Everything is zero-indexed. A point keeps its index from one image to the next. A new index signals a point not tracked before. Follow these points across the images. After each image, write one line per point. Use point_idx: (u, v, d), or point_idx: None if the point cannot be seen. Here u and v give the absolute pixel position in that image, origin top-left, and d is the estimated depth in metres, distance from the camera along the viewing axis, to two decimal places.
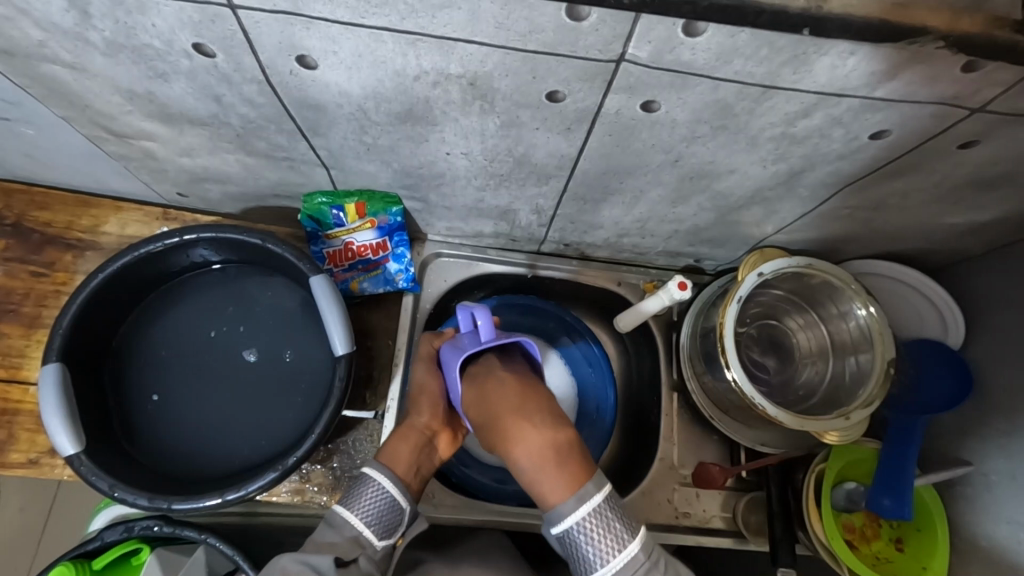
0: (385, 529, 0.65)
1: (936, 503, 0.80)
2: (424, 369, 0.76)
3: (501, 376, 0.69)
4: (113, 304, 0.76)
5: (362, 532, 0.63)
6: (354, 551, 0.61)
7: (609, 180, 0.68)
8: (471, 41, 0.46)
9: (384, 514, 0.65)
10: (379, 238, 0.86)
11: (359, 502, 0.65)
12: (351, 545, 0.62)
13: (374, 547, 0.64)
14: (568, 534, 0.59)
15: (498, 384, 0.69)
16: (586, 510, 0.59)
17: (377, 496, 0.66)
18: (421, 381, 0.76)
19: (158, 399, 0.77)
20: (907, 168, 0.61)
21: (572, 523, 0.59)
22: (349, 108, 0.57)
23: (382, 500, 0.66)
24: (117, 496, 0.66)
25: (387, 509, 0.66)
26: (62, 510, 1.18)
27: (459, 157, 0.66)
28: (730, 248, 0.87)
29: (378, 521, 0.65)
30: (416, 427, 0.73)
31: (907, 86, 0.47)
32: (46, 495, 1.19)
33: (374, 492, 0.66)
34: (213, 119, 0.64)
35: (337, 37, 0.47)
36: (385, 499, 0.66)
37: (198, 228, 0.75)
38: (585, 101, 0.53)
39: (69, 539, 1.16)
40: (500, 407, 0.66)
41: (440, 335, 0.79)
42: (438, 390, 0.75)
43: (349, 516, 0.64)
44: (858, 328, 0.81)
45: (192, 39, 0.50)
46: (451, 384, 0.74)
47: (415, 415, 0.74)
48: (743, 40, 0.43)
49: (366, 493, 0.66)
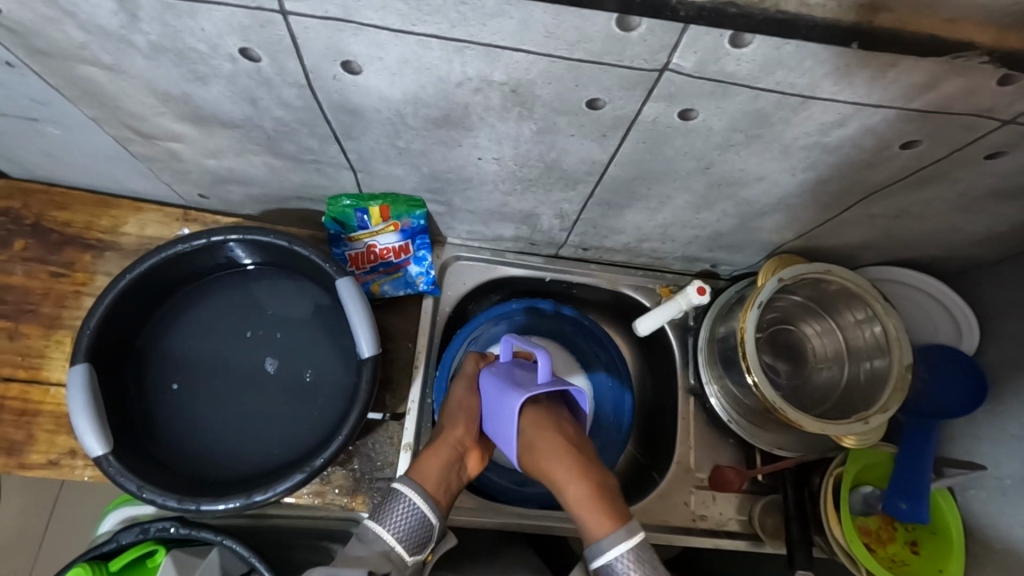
0: (415, 544, 0.65)
1: (951, 508, 0.81)
2: (464, 388, 0.78)
3: (562, 419, 0.74)
4: (137, 305, 0.76)
5: (392, 547, 0.64)
6: (384, 566, 0.62)
7: (637, 185, 0.69)
8: (518, 49, 0.47)
9: (415, 530, 0.66)
10: (401, 241, 0.87)
11: (390, 517, 0.66)
12: (381, 560, 0.63)
13: (404, 562, 0.64)
14: (607, 566, 0.64)
15: (557, 424, 0.73)
16: (625, 550, 0.63)
17: (407, 512, 0.66)
18: (456, 399, 0.78)
19: (178, 388, 0.78)
20: (933, 177, 0.62)
21: (612, 558, 0.63)
22: (387, 112, 0.58)
23: (412, 514, 0.66)
24: (146, 497, 0.66)
25: (418, 525, 0.66)
26: (67, 514, 1.17)
27: (490, 162, 0.67)
28: (748, 253, 0.89)
29: (408, 536, 0.65)
30: (448, 442, 0.73)
31: (943, 98, 0.48)
32: (50, 496, 1.18)
33: (403, 507, 0.66)
34: (246, 121, 0.64)
35: (384, 43, 0.48)
36: (415, 515, 0.66)
37: (223, 230, 0.75)
38: (623, 108, 0.53)
39: (74, 545, 1.15)
40: (546, 449, 0.71)
41: (485, 358, 0.82)
42: (474, 408, 0.77)
43: (380, 531, 0.64)
44: (874, 335, 0.82)
45: (239, 43, 0.50)
46: (486, 403, 0.76)
47: (449, 430, 0.75)
48: (788, 51, 0.44)
49: (396, 509, 0.66)
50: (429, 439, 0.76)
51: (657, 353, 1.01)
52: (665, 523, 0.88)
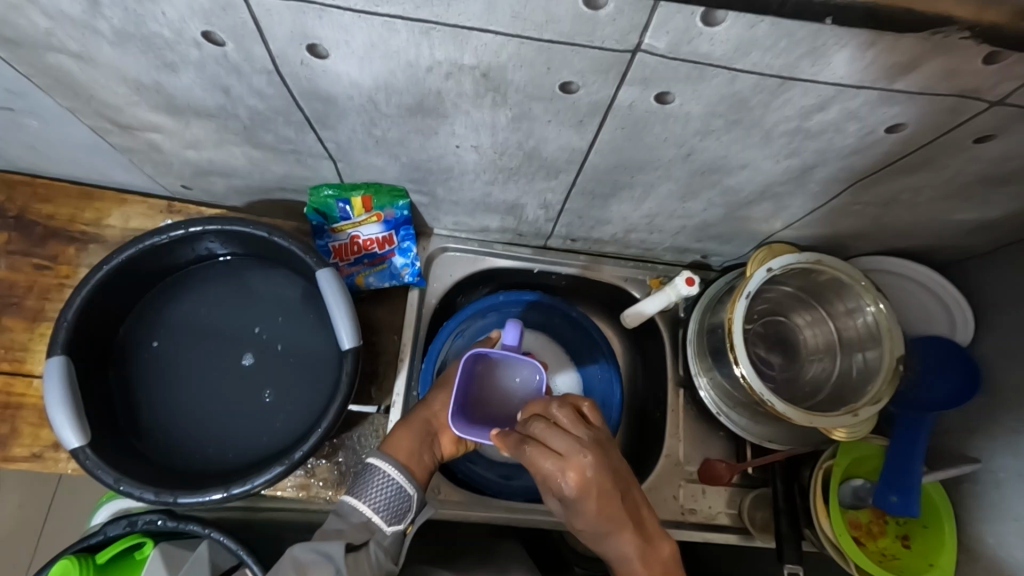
0: (392, 513, 0.66)
1: (942, 500, 0.80)
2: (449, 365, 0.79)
3: (587, 473, 0.57)
4: (117, 297, 0.75)
5: (370, 515, 0.64)
6: (363, 536, 0.63)
7: (619, 174, 0.68)
8: (485, 31, 0.46)
9: (390, 500, 0.66)
10: (385, 232, 0.86)
11: (363, 489, 0.67)
12: (359, 531, 0.63)
13: (383, 533, 0.64)
14: None
15: (580, 482, 0.57)
16: None
17: (381, 483, 0.67)
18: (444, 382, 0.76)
19: (157, 346, 0.78)
20: (921, 163, 0.60)
21: None
22: (360, 99, 0.57)
23: (387, 484, 0.67)
24: (123, 490, 0.65)
25: (393, 494, 0.67)
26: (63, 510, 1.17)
27: (469, 151, 0.66)
28: (738, 244, 0.87)
29: (384, 503, 0.66)
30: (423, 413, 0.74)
31: (927, 78, 0.47)
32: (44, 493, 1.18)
33: (377, 477, 0.67)
34: (221, 110, 0.63)
35: (350, 27, 0.47)
36: (390, 485, 0.67)
37: (203, 221, 0.74)
38: (598, 93, 0.52)
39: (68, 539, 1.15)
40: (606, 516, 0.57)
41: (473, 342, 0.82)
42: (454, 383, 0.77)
43: (356, 503, 0.65)
44: (866, 325, 0.81)
45: (202, 28, 0.49)
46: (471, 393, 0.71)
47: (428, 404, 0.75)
48: (762, 30, 0.43)
49: (372, 480, 0.67)
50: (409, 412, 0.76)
51: (647, 345, 1.00)
52: (653, 516, 0.87)
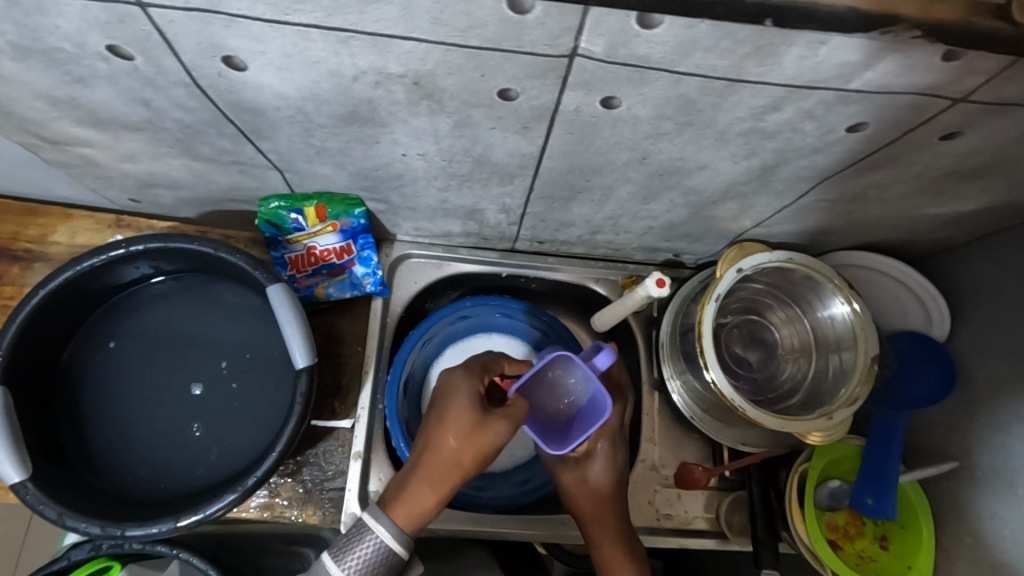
0: None
1: (920, 500, 0.78)
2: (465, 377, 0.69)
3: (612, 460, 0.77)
4: (61, 315, 0.72)
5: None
6: None
7: (576, 178, 0.64)
8: (407, 39, 0.42)
9: (379, 569, 0.59)
10: (342, 241, 0.83)
11: (350, 551, 0.59)
12: None
13: None
14: None
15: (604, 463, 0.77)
16: None
17: (373, 549, 0.59)
18: (459, 393, 0.67)
19: (114, 346, 0.76)
20: (886, 159, 0.57)
21: None
22: (289, 110, 0.53)
23: (378, 553, 0.59)
24: (68, 525, 0.63)
25: (381, 563, 0.59)
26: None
27: (416, 158, 0.62)
28: (709, 242, 0.84)
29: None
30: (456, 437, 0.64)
31: (882, 77, 0.44)
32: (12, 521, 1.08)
33: (369, 550, 0.59)
34: (147, 123, 0.59)
35: (261, 36, 0.43)
36: (380, 552, 0.59)
37: (145, 239, 0.70)
38: (539, 98, 0.49)
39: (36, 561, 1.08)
40: (596, 482, 0.76)
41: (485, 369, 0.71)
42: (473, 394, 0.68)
43: (336, 571, 0.58)
44: (840, 325, 0.78)
45: (104, 41, 0.45)
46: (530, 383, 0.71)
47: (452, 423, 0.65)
48: (702, 31, 0.39)
49: (359, 546, 0.59)
50: (428, 438, 0.66)
51: (621, 347, 0.97)
52: None
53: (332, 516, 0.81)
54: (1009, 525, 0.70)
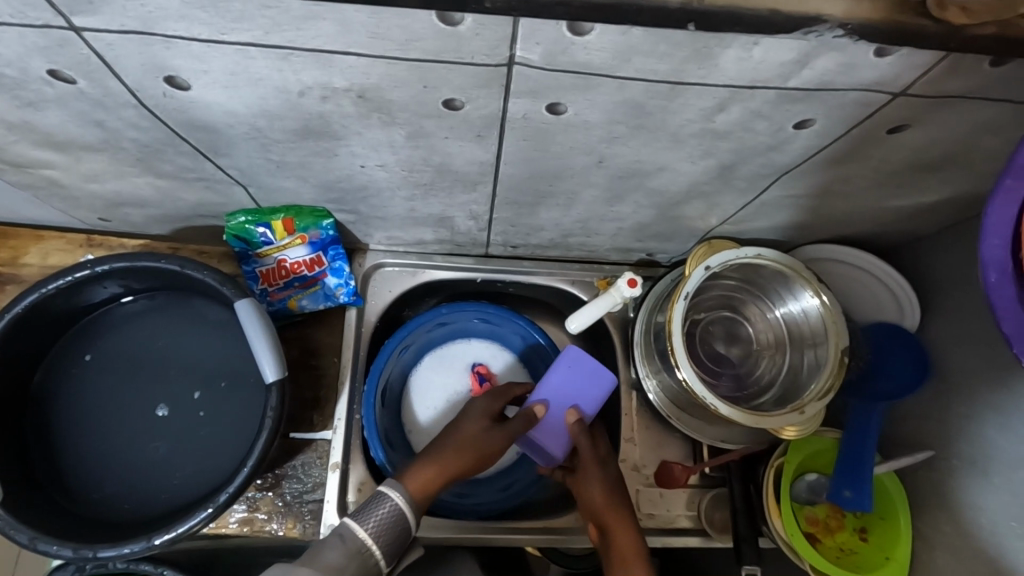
0: (390, 551, 0.63)
1: (898, 491, 0.78)
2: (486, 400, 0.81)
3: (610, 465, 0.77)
4: (32, 336, 0.72)
5: (374, 552, 0.62)
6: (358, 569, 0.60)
7: (536, 183, 0.64)
8: (347, 53, 0.42)
9: (393, 535, 0.64)
10: (312, 254, 0.82)
11: (368, 515, 0.64)
12: (357, 564, 0.60)
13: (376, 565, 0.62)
14: None
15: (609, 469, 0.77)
16: None
17: (389, 514, 0.64)
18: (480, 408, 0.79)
19: (91, 358, 0.76)
20: (842, 154, 0.58)
21: None
22: (241, 127, 0.53)
23: (394, 516, 0.64)
24: (40, 549, 0.62)
25: (396, 529, 0.64)
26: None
27: (376, 169, 0.63)
28: (679, 241, 0.84)
29: (389, 542, 0.63)
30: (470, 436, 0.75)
31: (821, 75, 0.44)
32: None
33: (388, 512, 0.64)
34: (104, 144, 0.59)
35: (201, 55, 0.43)
36: (396, 515, 0.64)
37: (110, 259, 0.70)
38: (487, 107, 0.49)
39: None
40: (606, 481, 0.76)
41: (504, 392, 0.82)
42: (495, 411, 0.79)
43: (358, 529, 0.62)
44: (811, 318, 0.79)
45: (46, 65, 0.45)
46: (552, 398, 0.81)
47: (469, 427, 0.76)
48: (635, 36, 0.39)
49: (380, 509, 0.65)
50: (446, 438, 0.75)
51: (600, 348, 0.98)
52: None
53: (313, 528, 0.80)
54: (983, 513, 0.70)
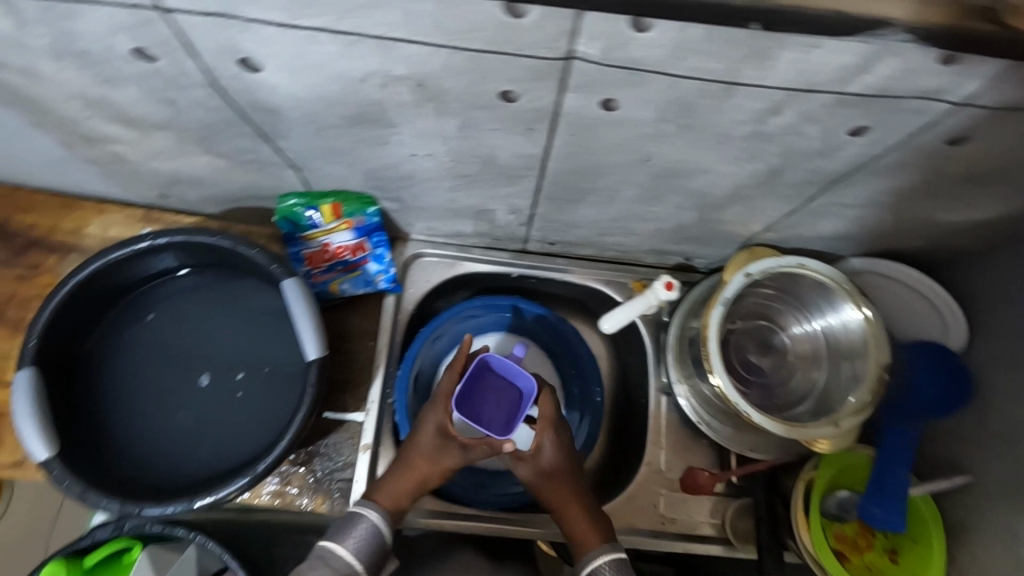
0: (374, 565, 0.65)
1: (932, 513, 0.76)
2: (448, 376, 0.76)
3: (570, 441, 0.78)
4: (96, 298, 0.76)
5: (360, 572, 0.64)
6: None
7: (580, 179, 0.65)
8: (411, 41, 0.44)
9: (375, 549, 0.66)
10: (357, 239, 0.84)
11: (345, 534, 0.66)
12: None
13: None
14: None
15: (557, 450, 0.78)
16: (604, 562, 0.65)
17: (364, 532, 0.66)
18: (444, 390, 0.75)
19: (152, 318, 0.81)
20: (894, 164, 0.57)
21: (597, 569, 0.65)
22: (301, 111, 0.55)
23: (369, 534, 0.66)
24: (90, 502, 0.66)
25: (377, 544, 0.66)
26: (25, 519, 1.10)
27: (424, 159, 0.64)
28: (719, 246, 0.84)
29: (370, 557, 0.65)
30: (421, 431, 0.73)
31: (881, 81, 0.43)
32: (47, 505, 1.11)
33: (365, 530, 0.66)
34: (171, 122, 0.62)
35: (273, 39, 0.45)
36: (373, 533, 0.67)
37: (170, 233, 0.74)
38: (540, 100, 0.50)
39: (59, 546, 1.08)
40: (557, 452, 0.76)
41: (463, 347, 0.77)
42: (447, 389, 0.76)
43: (339, 548, 0.64)
44: (852, 332, 0.77)
45: (131, 44, 0.48)
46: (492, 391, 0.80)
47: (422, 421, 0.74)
48: (695, 34, 0.40)
49: (355, 529, 0.66)
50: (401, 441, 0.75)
51: (630, 350, 0.97)
52: (631, 527, 0.85)
53: (340, 506, 0.82)
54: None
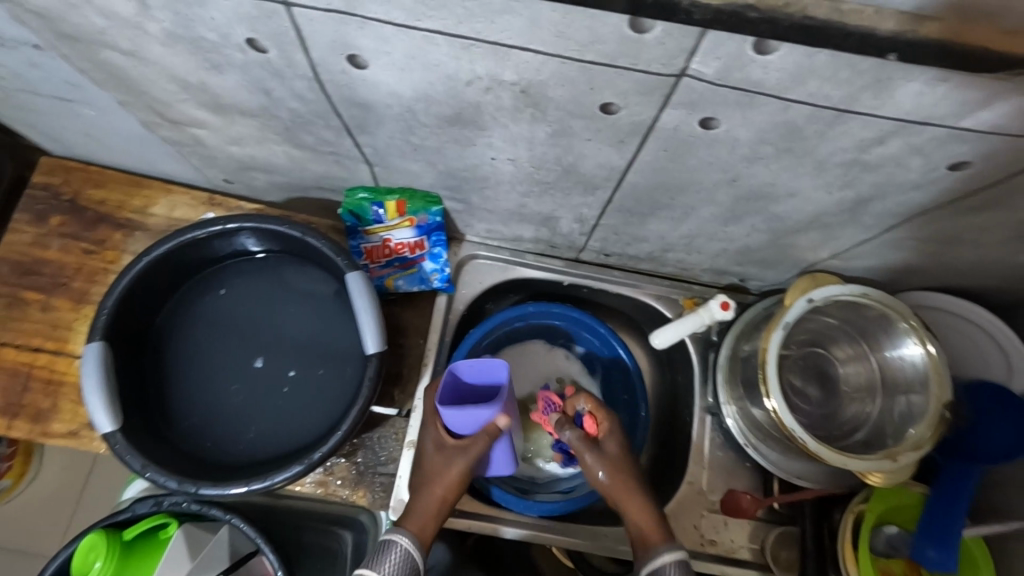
0: None
1: (984, 556, 0.74)
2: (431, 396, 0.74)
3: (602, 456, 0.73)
4: (166, 274, 0.78)
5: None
6: None
7: (657, 194, 0.65)
8: (527, 49, 0.44)
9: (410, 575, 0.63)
10: (417, 237, 0.85)
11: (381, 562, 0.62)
12: None
13: None
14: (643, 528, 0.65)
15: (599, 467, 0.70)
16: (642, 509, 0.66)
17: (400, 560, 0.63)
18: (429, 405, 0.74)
19: (225, 293, 0.82)
20: (985, 202, 0.56)
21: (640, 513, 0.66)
22: (398, 108, 0.56)
23: (405, 560, 0.63)
24: (149, 476, 0.67)
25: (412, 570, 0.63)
26: (59, 484, 1.12)
27: (505, 163, 0.65)
28: (780, 270, 0.83)
29: None
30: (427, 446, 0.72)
31: (1000, 118, 0.43)
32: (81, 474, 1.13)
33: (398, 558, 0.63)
34: (262, 111, 0.64)
35: (390, 38, 0.46)
36: (406, 560, 0.63)
37: (240, 218, 0.76)
38: (641, 114, 0.50)
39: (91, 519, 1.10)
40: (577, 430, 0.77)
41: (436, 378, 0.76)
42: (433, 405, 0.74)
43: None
44: (912, 367, 0.76)
45: (247, 33, 0.49)
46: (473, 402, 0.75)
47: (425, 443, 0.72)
48: (820, 61, 0.40)
49: (389, 557, 0.62)
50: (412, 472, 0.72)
51: (676, 367, 0.97)
52: None
53: (382, 500, 0.82)
54: None
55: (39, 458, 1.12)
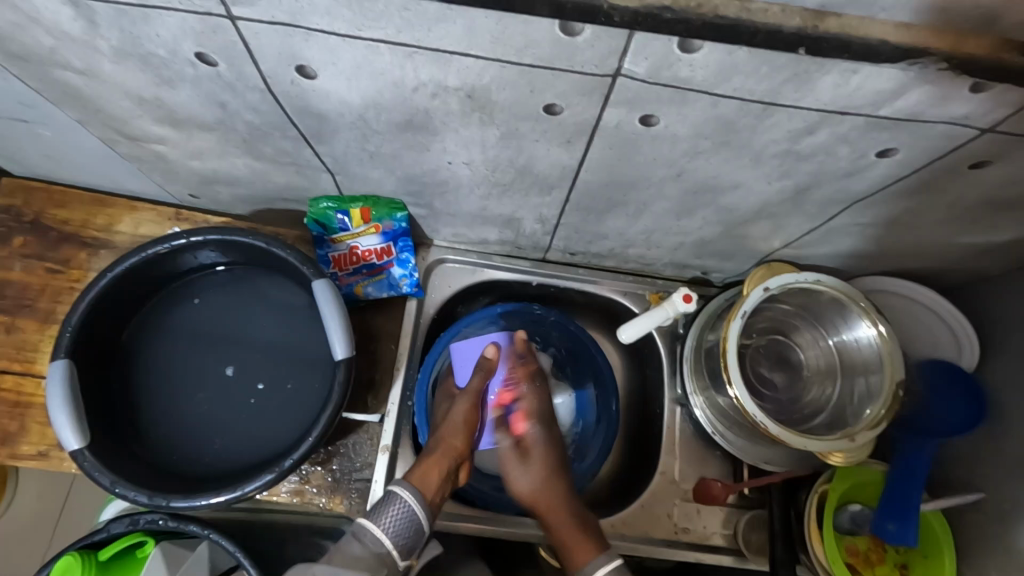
0: (406, 548, 0.68)
1: (943, 528, 0.77)
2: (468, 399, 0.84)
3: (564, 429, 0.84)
4: (134, 288, 0.78)
5: (390, 550, 0.66)
6: None
7: (611, 191, 0.67)
8: (467, 55, 0.46)
9: (408, 530, 0.68)
10: (383, 243, 0.87)
11: (383, 515, 0.68)
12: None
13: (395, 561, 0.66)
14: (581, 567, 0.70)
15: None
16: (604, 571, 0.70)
17: (400, 512, 0.68)
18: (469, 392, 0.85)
19: (198, 303, 0.83)
20: (917, 187, 0.59)
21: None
22: (350, 117, 0.58)
23: (404, 516, 0.68)
24: (118, 492, 0.67)
25: (409, 527, 0.68)
26: (34, 508, 1.11)
27: (461, 166, 0.66)
28: (738, 261, 0.86)
29: (402, 537, 0.67)
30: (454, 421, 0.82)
31: (914, 106, 0.46)
32: (57, 497, 1.12)
33: (401, 512, 0.68)
34: (219, 124, 0.64)
35: (335, 48, 0.48)
36: (408, 517, 0.68)
37: (204, 230, 0.76)
38: (583, 114, 0.52)
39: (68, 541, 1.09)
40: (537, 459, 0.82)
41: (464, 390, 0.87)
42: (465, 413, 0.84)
43: (376, 530, 0.66)
44: (867, 348, 0.79)
45: (195, 48, 0.51)
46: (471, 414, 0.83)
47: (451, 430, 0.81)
48: (741, 57, 0.42)
49: (391, 510, 0.68)
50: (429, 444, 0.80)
51: (646, 361, 0.99)
52: (646, 535, 0.87)
53: (358, 506, 0.83)
54: None
55: (13, 482, 1.11)
